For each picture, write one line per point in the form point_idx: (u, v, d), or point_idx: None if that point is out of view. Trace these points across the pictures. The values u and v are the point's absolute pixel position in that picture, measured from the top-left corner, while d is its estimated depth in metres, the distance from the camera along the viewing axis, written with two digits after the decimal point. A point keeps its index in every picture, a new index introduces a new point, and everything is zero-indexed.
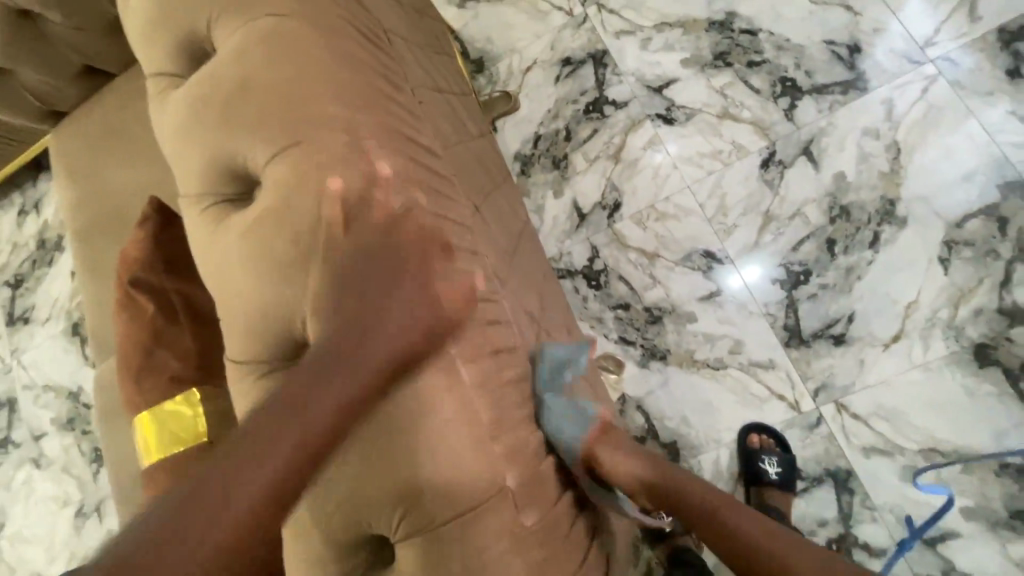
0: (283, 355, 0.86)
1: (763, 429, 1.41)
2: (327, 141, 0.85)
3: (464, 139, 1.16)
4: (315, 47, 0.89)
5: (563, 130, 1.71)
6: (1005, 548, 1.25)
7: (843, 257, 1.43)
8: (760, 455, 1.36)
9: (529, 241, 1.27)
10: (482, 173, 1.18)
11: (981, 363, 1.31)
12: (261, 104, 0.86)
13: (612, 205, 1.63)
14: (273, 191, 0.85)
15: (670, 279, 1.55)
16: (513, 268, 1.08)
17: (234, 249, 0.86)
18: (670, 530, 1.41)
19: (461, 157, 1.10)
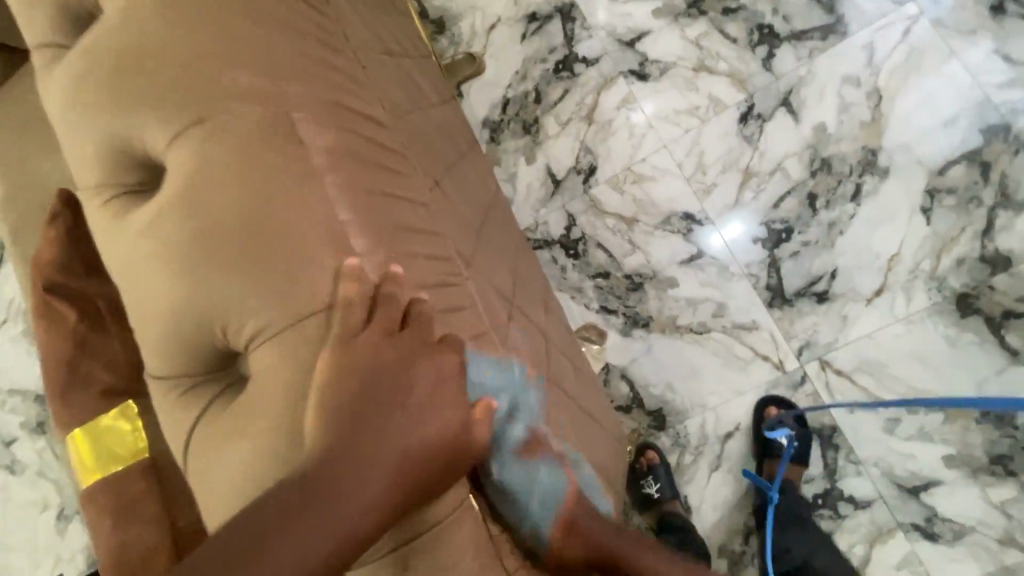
0: (211, 365, 0.79)
1: (780, 402, 1.38)
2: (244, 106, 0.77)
3: (422, 106, 1.07)
4: (222, 8, 0.81)
5: (532, 91, 1.61)
6: (985, 492, 1.28)
7: (825, 212, 1.39)
8: (775, 428, 1.34)
9: (500, 214, 1.21)
10: (445, 142, 1.10)
11: (963, 313, 1.30)
12: (160, 71, 0.77)
13: (587, 170, 1.56)
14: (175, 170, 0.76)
15: (650, 244, 1.50)
16: (481, 244, 1.02)
17: (131, 248, 0.77)
18: (659, 496, 1.40)
19: (420, 126, 1.02)
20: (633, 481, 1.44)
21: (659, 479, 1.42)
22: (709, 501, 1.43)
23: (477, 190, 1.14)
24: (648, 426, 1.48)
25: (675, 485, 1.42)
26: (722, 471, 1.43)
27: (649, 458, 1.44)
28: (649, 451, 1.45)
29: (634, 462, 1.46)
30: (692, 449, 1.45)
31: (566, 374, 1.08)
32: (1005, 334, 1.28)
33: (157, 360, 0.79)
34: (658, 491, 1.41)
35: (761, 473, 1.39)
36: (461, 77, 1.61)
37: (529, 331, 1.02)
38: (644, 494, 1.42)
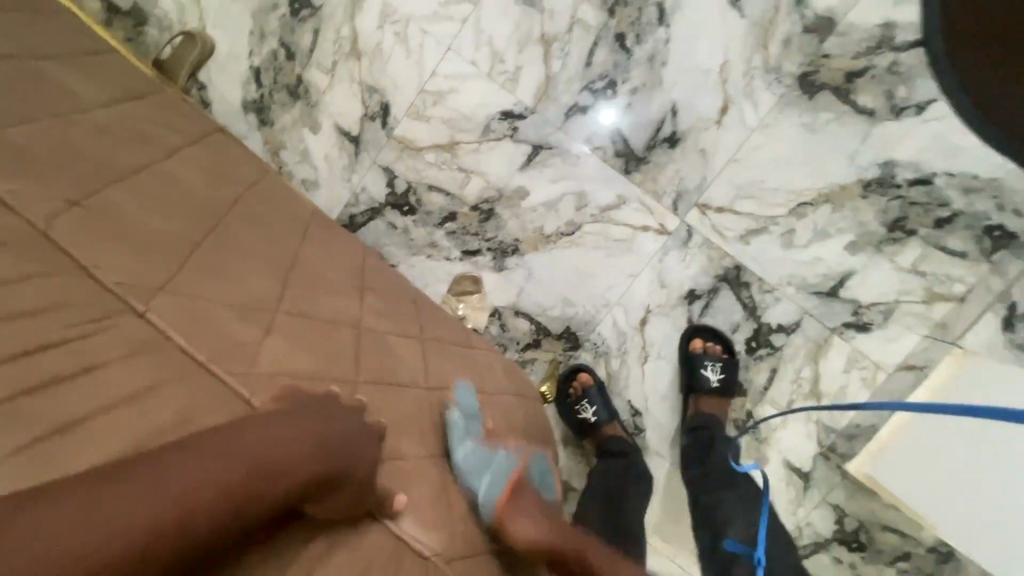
0: None
1: (708, 333, 1.27)
2: None
3: (108, 116, 0.82)
4: None
5: (280, 48, 1.32)
6: (895, 262, 1.22)
7: (639, 49, 1.22)
8: (703, 360, 1.23)
9: (265, 206, 0.92)
10: (171, 134, 0.90)
11: (811, 94, 1.19)
12: None
13: (380, 111, 1.31)
14: None
15: (481, 162, 1.30)
16: (265, 243, 0.82)
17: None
18: (596, 420, 1.28)
19: (92, 139, 0.75)
20: (566, 408, 1.31)
21: (594, 402, 1.29)
22: (653, 395, 1.32)
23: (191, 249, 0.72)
24: (564, 351, 1.34)
25: (610, 404, 1.29)
26: (653, 360, 1.31)
27: (582, 380, 1.31)
28: (581, 373, 1.32)
29: (565, 388, 1.32)
30: (615, 352, 1.32)
31: (442, 359, 0.90)
32: (856, 97, 1.18)
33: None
34: (594, 414, 1.28)
35: (686, 414, 1.28)
36: (188, 65, 1.30)
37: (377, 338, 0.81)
38: (580, 420, 1.30)
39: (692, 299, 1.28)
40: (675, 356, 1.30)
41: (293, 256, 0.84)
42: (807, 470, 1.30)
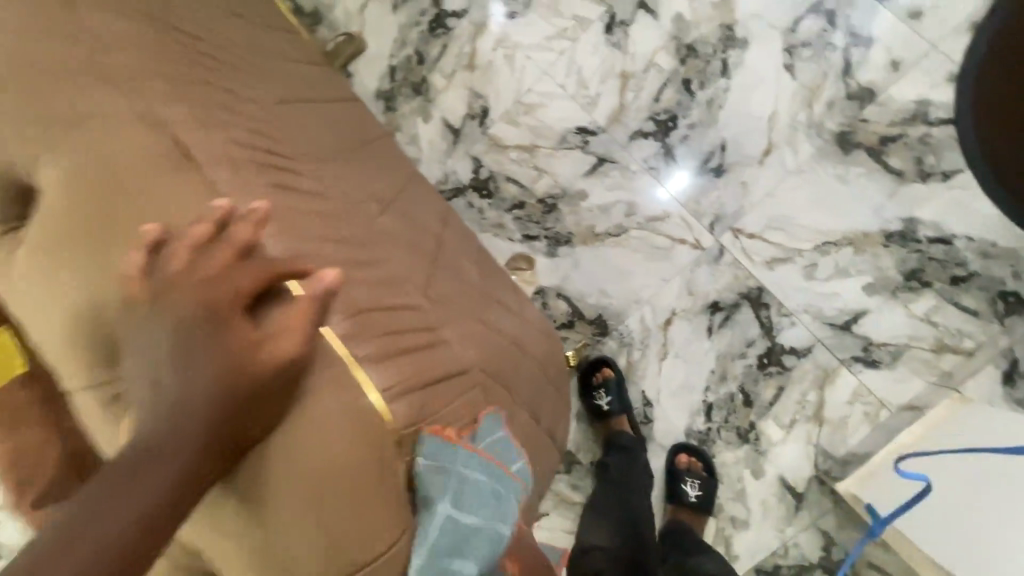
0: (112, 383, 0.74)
1: (692, 450, 1.42)
2: (116, 124, 0.79)
3: (300, 68, 1.16)
4: (45, 56, 0.81)
5: (414, 55, 1.68)
6: (910, 308, 1.32)
7: (701, 93, 1.46)
8: (684, 476, 1.39)
9: (386, 150, 1.21)
10: (332, 89, 1.22)
11: (847, 150, 1.37)
12: (41, 91, 0.80)
13: (480, 113, 1.62)
14: (55, 189, 0.76)
15: (553, 165, 1.56)
16: (386, 172, 1.11)
17: (17, 297, 0.77)
18: (608, 409, 1.44)
19: (294, 81, 1.09)
20: (585, 394, 1.48)
21: (610, 393, 1.45)
22: (665, 390, 1.46)
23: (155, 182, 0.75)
24: (593, 336, 1.52)
25: (626, 397, 1.45)
26: (670, 357, 1.46)
27: (603, 373, 1.48)
28: (604, 367, 1.48)
29: (587, 375, 1.48)
30: (638, 344, 1.49)
31: (502, 286, 1.13)
32: (887, 158, 1.35)
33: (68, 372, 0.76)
34: (608, 403, 1.44)
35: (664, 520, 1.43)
36: (343, 58, 1.67)
37: (450, 255, 1.06)
38: (595, 406, 1.46)
39: (714, 309, 1.44)
40: (691, 358, 1.45)
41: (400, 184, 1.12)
42: (801, 490, 1.37)
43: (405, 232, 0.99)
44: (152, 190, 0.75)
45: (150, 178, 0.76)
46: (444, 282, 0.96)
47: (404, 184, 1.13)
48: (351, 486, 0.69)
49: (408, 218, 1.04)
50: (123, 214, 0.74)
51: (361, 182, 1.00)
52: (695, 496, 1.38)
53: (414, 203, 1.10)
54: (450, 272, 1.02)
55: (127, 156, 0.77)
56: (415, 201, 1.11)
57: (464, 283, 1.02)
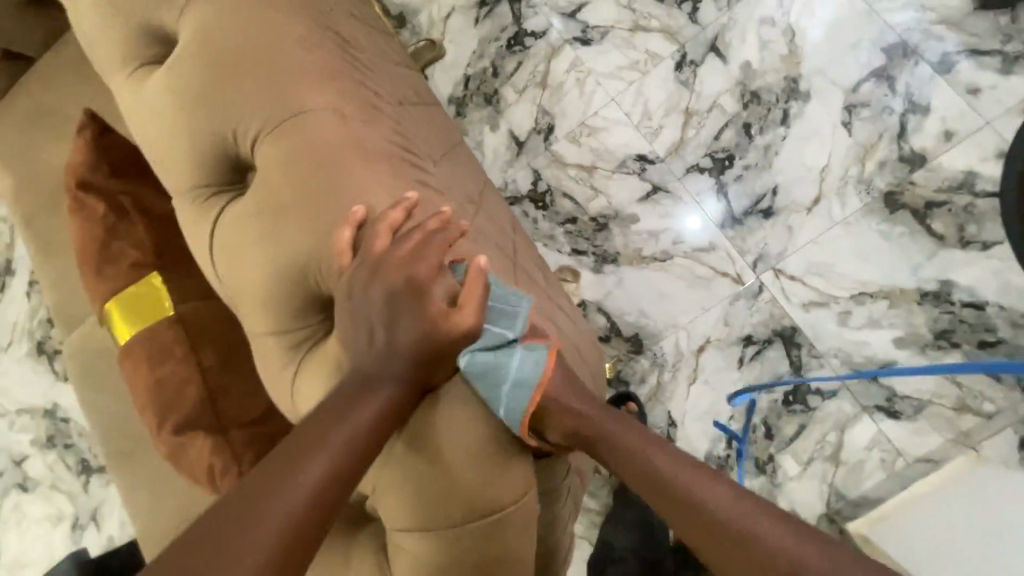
0: (307, 321, 0.91)
1: None
2: (316, 112, 0.93)
3: (401, 70, 1.26)
4: (253, 50, 0.95)
5: (490, 67, 1.78)
6: (936, 366, 1.39)
7: (760, 138, 1.54)
8: None
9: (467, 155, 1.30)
10: (424, 92, 1.31)
11: (893, 209, 1.44)
12: (253, 78, 0.94)
13: (546, 129, 1.72)
14: (271, 164, 0.91)
15: (610, 187, 1.65)
16: (471, 174, 1.20)
17: (228, 260, 0.94)
18: None
19: (398, 81, 1.19)
20: None
21: None
22: (691, 413, 1.53)
23: (345, 172, 0.88)
24: (627, 352, 1.59)
25: None
26: (699, 382, 1.54)
27: (628, 407, 1.50)
28: (628, 402, 1.51)
29: (613, 409, 1.51)
30: (670, 366, 1.56)
31: (560, 293, 1.20)
32: (930, 222, 1.42)
33: (264, 321, 0.92)
34: None
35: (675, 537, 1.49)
36: (424, 61, 1.78)
37: (522, 258, 1.14)
38: None
39: (747, 342, 1.51)
40: (720, 385, 1.52)
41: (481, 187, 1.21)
42: None
43: (495, 232, 1.09)
44: (345, 172, 0.89)
45: (342, 161, 0.90)
46: (523, 282, 1.05)
47: (489, 188, 1.22)
48: (474, 446, 0.80)
49: (490, 219, 1.12)
50: (321, 189, 0.88)
51: (458, 181, 1.10)
52: None
53: (495, 206, 1.19)
54: (525, 273, 1.10)
55: (325, 141, 0.91)
56: (496, 204, 1.20)
57: (535, 285, 1.11)
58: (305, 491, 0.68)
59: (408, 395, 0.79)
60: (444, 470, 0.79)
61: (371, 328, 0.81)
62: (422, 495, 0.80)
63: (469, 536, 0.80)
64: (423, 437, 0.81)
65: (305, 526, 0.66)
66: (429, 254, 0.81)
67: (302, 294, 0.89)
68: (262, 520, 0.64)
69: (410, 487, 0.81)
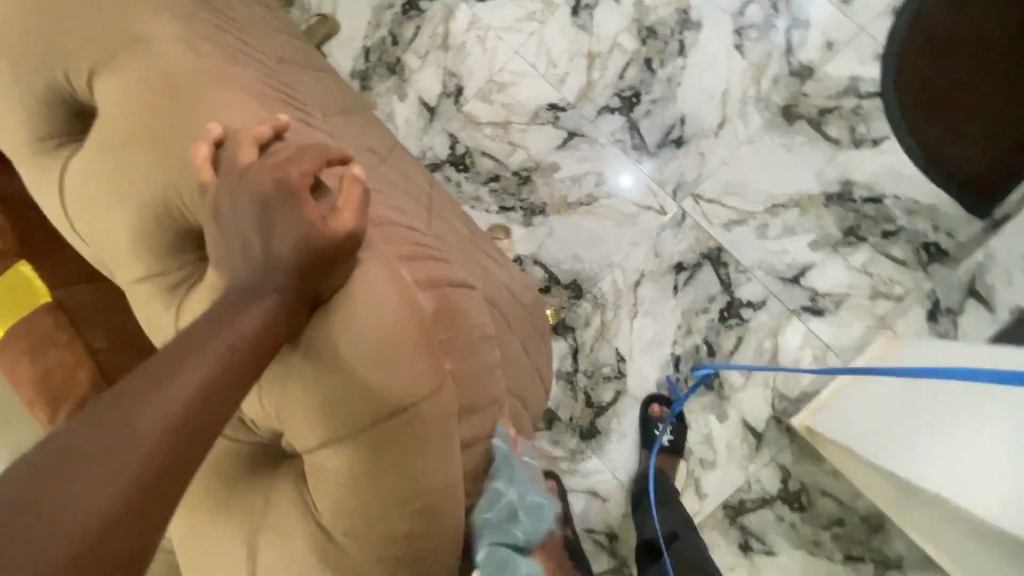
0: (180, 259, 0.86)
1: (662, 400, 1.54)
2: (157, 44, 0.87)
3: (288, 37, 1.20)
4: None
5: (388, 36, 1.73)
6: (849, 261, 1.48)
7: (662, 71, 1.58)
8: (656, 424, 1.51)
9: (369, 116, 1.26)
10: (315, 57, 1.26)
11: (791, 122, 1.52)
12: (79, 11, 0.88)
13: (455, 91, 1.69)
14: (113, 99, 0.86)
15: (526, 140, 1.65)
16: (377, 134, 1.17)
17: (87, 209, 0.88)
18: (554, 521, 1.51)
19: (285, 46, 1.14)
20: None
21: (556, 506, 1.52)
22: (637, 346, 1.57)
23: (196, 97, 0.83)
24: (568, 299, 1.61)
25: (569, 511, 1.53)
26: (641, 315, 1.58)
27: (550, 487, 1.55)
28: (551, 481, 1.56)
29: None
30: (611, 305, 1.59)
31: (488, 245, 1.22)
32: (826, 128, 1.50)
33: (134, 267, 0.87)
34: (554, 516, 1.51)
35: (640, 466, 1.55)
36: (318, 38, 1.71)
37: (441, 209, 1.13)
38: None
39: (679, 270, 1.56)
40: (659, 315, 1.57)
41: (390, 144, 1.18)
42: (760, 430, 1.51)
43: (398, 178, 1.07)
44: (196, 95, 0.84)
45: (192, 84, 0.84)
46: (444, 231, 1.04)
47: (390, 137, 1.20)
48: (388, 350, 0.76)
49: (402, 173, 1.10)
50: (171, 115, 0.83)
51: (360, 138, 1.06)
52: (668, 440, 1.50)
53: (401, 157, 1.18)
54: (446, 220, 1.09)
55: (172, 69, 0.85)
56: (403, 156, 1.18)
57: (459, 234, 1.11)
58: (168, 422, 0.56)
59: (298, 304, 0.70)
60: (357, 379, 0.75)
61: (247, 240, 0.71)
62: (330, 402, 0.76)
63: (387, 437, 0.77)
64: (324, 341, 0.75)
65: (174, 461, 0.56)
66: (301, 159, 0.72)
67: (165, 229, 0.84)
68: (116, 459, 0.53)
69: (318, 393, 0.76)
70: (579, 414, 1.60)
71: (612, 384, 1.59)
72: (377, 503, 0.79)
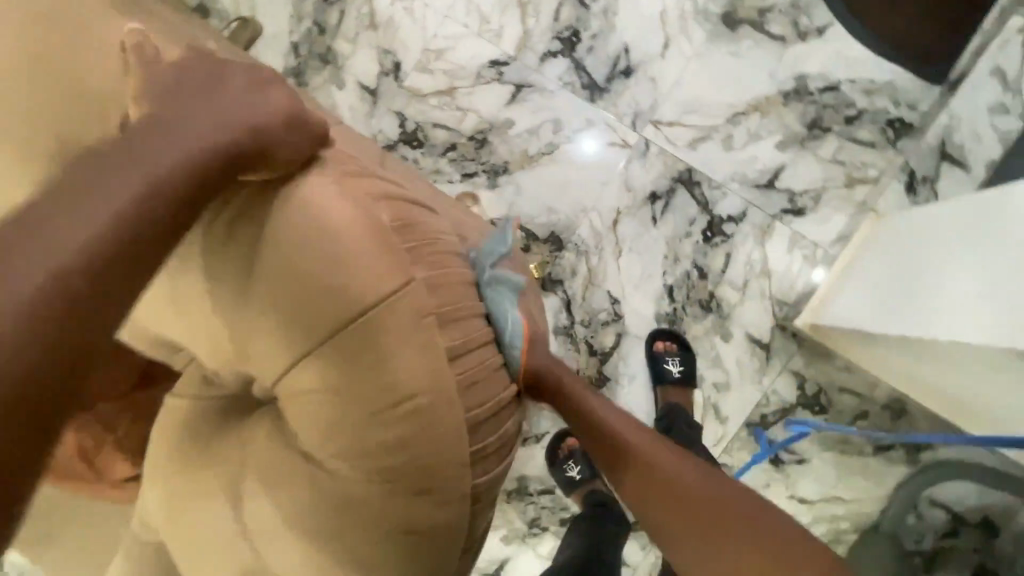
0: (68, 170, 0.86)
1: (665, 334, 1.51)
2: None
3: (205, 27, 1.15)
4: None
5: (314, 26, 1.68)
6: (819, 154, 1.46)
7: (595, 4, 1.55)
8: (664, 357, 1.48)
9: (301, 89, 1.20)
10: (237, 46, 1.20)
11: (734, 28, 1.50)
12: None
13: (393, 68, 1.65)
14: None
15: (475, 102, 1.61)
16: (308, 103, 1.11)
17: None
18: (581, 477, 1.51)
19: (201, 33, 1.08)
20: (556, 467, 1.54)
21: (579, 462, 1.52)
22: (629, 285, 1.54)
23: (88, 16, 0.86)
24: (550, 252, 1.58)
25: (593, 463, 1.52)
26: (626, 253, 1.55)
27: (569, 443, 1.55)
28: (568, 438, 1.55)
29: (556, 449, 1.56)
30: (594, 250, 1.56)
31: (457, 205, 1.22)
32: (769, 27, 1.48)
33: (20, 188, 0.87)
34: (579, 473, 1.51)
35: (657, 405, 1.50)
36: (242, 41, 1.65)
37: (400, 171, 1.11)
38: (567, 478, 1.52)
39: (654, 199, 1.53)
40: (644, 249, 1.54)
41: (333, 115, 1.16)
42: (767, 341, 1.49)
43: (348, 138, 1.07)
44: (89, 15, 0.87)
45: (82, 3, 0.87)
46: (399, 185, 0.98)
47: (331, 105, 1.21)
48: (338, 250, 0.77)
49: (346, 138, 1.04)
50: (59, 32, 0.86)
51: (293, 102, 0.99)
52: (679, 372, 1.47)
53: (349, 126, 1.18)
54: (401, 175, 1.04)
55: None
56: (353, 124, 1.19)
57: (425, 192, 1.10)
58: (49, 271, 0.57)
59: (213, 170, 0.71)
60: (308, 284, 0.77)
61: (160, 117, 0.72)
62: (293, 321, 0.78)
63: (349, 342, 0.78)
64: (274, 257, 0.78)
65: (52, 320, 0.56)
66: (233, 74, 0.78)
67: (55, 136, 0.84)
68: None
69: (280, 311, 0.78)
70: (584, 366, 1.56)
71: (612, 327, 1.55)
72: (351, 414, 0.78)
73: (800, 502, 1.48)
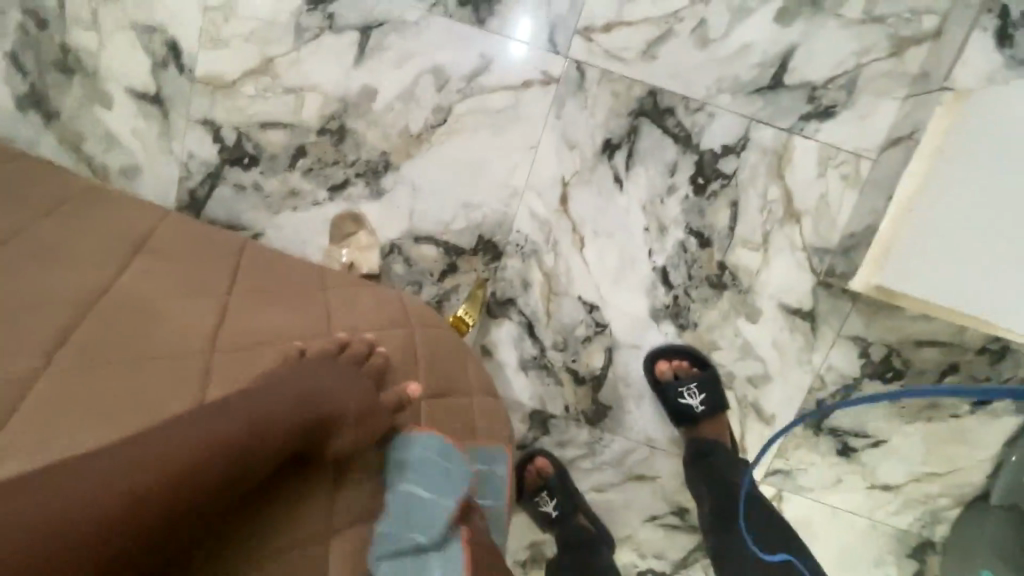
0: None
1: (672, 351, 1.09)
2: None
3: None
4: None
5: (28, 17, 1.07)
6: (842, 15, 0.95)
7: None
8: (677, 387, 1.07)
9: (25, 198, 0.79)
10: None
11: None
12: None
13: (169, 52, 1.05)
14: None
15: (310, 73, 1.04)
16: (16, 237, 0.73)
17: None
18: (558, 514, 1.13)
19: None
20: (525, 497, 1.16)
21: (554, 494, 1.13)
22: (605, 281, 1.09)
23: None
24: (485, 266, 1.10)
25: (573, 495, 1.13)
26: (590, 238, 1.07)
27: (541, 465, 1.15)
28: (540, 457, 1.16)
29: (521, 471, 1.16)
30: (545, 246, 1.09)
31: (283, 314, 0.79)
32: None
33: None
34: (555, 508, 1.13)
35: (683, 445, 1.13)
36: None
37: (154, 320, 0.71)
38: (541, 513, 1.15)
39: (611, 151, 1.03)
40: (614, 226, 1.06)
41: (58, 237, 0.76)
42: (810, 308, 1.06)
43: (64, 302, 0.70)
44: None
45: None
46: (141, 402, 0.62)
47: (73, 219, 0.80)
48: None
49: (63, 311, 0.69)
50: None
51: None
52: (700, 403, 1.08)
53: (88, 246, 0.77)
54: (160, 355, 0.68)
55: None
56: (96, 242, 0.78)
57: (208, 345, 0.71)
58: None
59: None
60: None
61: None
62: None
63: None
64: None
65: None
66: None
67: None
68: None
69: None
70: (574, 400, 1.15)
71: (597, 344, 1.12)
72: None
73: (884, 489, 1.15)
